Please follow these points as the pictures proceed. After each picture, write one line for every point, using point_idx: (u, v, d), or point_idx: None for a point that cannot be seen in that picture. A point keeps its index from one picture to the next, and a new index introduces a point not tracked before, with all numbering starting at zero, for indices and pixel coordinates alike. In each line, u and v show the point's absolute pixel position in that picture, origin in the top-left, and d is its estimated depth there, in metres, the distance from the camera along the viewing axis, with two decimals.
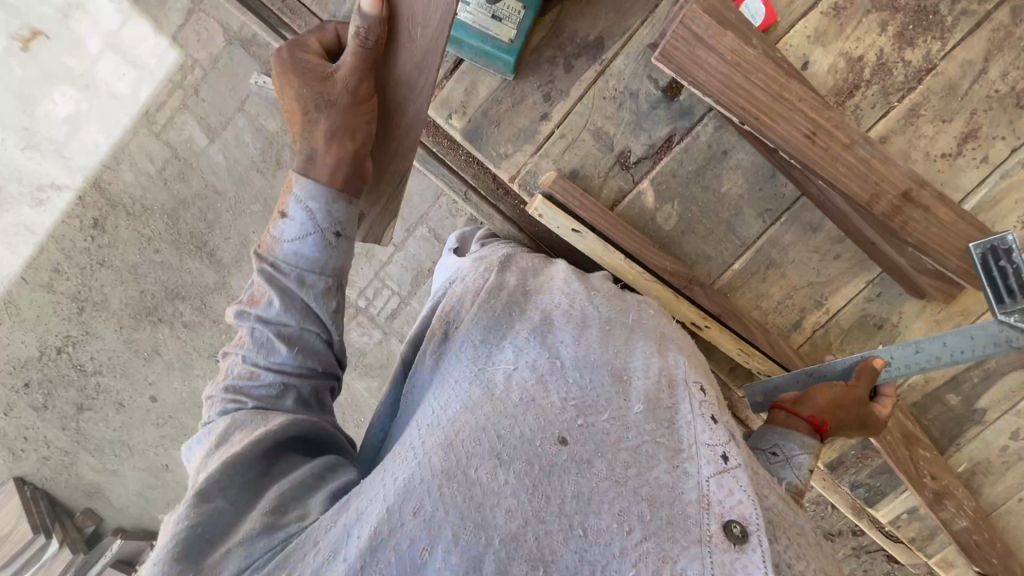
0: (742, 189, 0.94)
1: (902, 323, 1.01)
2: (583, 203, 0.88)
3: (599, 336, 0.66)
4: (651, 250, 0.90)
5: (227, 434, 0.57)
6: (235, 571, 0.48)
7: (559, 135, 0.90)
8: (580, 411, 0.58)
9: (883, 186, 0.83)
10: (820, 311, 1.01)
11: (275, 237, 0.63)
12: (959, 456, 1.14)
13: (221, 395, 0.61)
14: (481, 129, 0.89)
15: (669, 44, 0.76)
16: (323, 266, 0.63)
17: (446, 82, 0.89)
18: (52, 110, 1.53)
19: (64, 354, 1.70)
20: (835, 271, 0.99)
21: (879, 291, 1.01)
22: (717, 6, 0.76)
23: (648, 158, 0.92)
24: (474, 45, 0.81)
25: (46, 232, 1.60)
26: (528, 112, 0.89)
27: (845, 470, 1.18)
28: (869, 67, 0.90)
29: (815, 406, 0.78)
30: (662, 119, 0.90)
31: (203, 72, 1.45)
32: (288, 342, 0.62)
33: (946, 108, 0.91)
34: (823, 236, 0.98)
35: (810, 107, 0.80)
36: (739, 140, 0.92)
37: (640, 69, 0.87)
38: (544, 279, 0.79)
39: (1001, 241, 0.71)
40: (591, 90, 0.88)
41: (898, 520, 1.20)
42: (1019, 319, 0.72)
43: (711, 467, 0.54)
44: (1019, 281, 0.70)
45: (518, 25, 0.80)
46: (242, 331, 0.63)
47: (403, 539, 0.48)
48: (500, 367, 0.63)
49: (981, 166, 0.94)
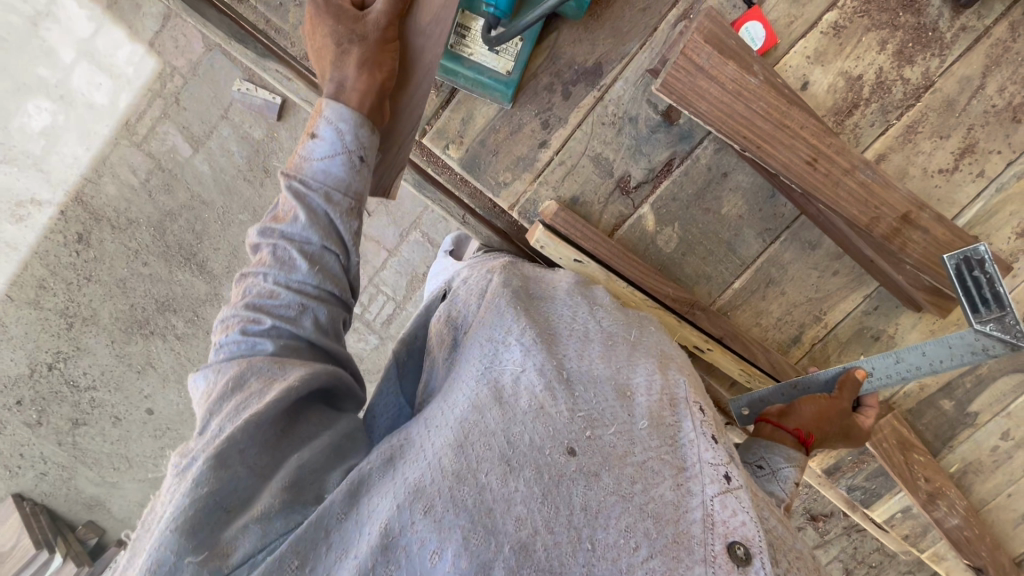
0: (742, 210, 0.94)
1: (899, 335, 1.02)
2: (585, 234, 0.88)
3: (601, 349, 0.62)
4: (652, 278, 0.92)
5: (244, 380, 0.54)
6: (251, 551, 0.44)
7: (558, 162, 0.88)
8: (588, 423, 0.53)
9: (883, 209, 0.84)
10: (819, 325, 1.02)
11: (304, 156, 0.64)
12: (952, 457, 1.17)
13: (238, 320, 0.59)
14: (479, 158, 0.87)
15: (670, 74, 0.75)
16: (348, 186, 0.64)
17: (441, 112, 0.86)
18: (27, 123, 1.47)
19: (55, 371, 1.67)
20: (833, 286, 1.00)
21: (877, 304, 1.02)
22: (718, 34, 0.75)
23: (648, 182, 0.91)
24: (469, 76, 0.80)
25: (29, 248, 1.56)
26: (527, 140, 0.87)
27: (841, 475, 1.20)
28: (868, 85, 0.89)
29: (801, 418, 0.79)
30: (662, 143, 0.89)
31: (184, 80, 1.41)
32: (310, 260, 0.61)
33: (943, 124, 0.91)
34: (822, 252, 0.98)
35: (811, 133, 0.79)
36: (739, 162, 0.91)
37: (640, 94, 0.86)
38: (548, 285, 0.73)
39: (975, 252, 0.79)
40: (590, 117, 0.87)
41: (892, 518, 1.23)
42: (994, 327, 0.79)
43: (714, 486, 0.51)
44: (994, 289, 0.78)
45: (516, 57, 0.80)
46: (263, 250, 0.62)
47: (414, 539, 0.45)
48: (507, 364, 0.58)
49: (977, 180, 0.94)
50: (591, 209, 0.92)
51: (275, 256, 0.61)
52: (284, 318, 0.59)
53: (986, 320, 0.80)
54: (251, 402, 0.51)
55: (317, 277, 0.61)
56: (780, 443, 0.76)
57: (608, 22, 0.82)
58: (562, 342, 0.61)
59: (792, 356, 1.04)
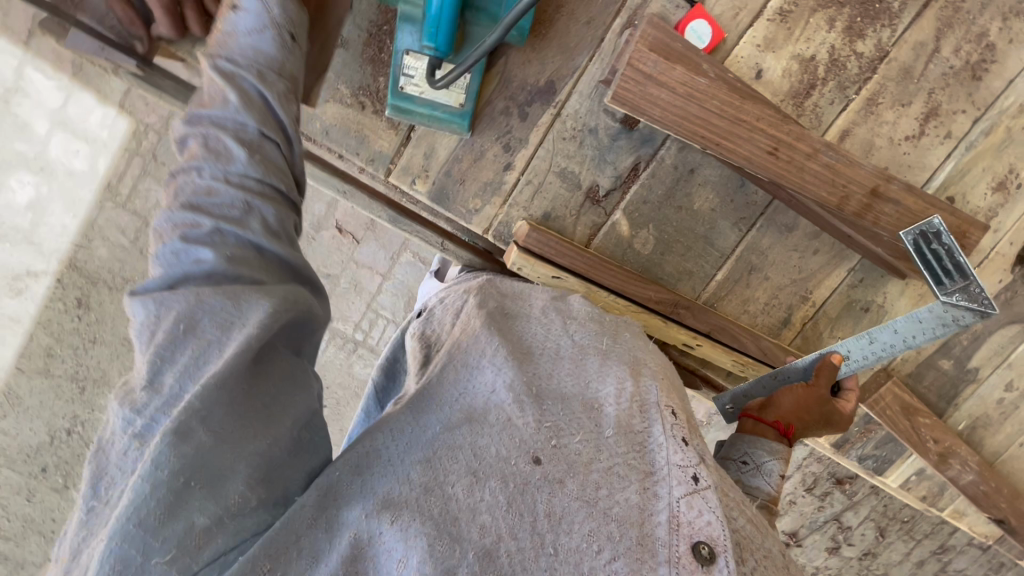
0: (713, 203, 0.95)
1: (887, 303, 1.03)
2: (560, 251, 0.89)
3: (570, 367, 0.61)
4: (635, 283, 0.93)
5: (192, 319, 0.44)
6: (222, 550, 0.44)
7: (525, 182, 0.89)
8: (554, 433, 0.54)
9: (851, 187, 0.84)
10: (807, 305, 1.03)
11: (227, 32, 0.56)
12: (959, 415, 1.17)
13: (169, 229, 0.48)
14: (446, 189, 0.88)
15: (619, 86, 0.75)
16: (282, 66, 0.57)
17: (401, 149, 0.86)
18: (12, 198, 1.45)
19: (76, 435, 1.62)
20: (815, 265, 1.00)
21: (861, 277, 1.02)
22: (661, 39, 0.75)
23: (616, 189, 0.92)
24: (425, 114, 0.80)
25: (32, 318, 1.54)
26: (490, 165, 0.88)
27: (851, 446, 1.20)
28: (822, 65, 0.89)
29: (779, 411, 0.84)
30: (625, 150, 0.90)
31: (159, 135, 1.39)
32: (249, 148, 0.51)
33: (903, 92, 0.91)
34: (799, 234, 0.98)
35: (768, 124, 0.80)
36: (704, 157, 0.92)
37: (595, 105, 0.86)
38: (522, 295, 0.74)
39: (930, 226, 0.85)
40: (549, 134, 0.87)
41: (908, 482, 1.23)
42: (960, 298, 0.81)
43: (681, 487, 0.52)
44: (952, 259, 0.82)
45: (467, 89, 0.79)
46: (189, 139, 0.51)
47: (383, 546, 0.47)
48: (479, 381, 0.58)
49: (945, 142, 0.94)
50: (566, 222, 0.93)
51: (207, 146, 0.50)
52: (228, 219, 0.48)
53: (952, 292, 0.82)
54: (211, 356, 0.44)
55: (260, 168, 0.51)
56: (761, 437, 0.80)
57: (554, 39, 0.83)
58: (533, 356, 0.62)
59: (784, 338, 1.04)
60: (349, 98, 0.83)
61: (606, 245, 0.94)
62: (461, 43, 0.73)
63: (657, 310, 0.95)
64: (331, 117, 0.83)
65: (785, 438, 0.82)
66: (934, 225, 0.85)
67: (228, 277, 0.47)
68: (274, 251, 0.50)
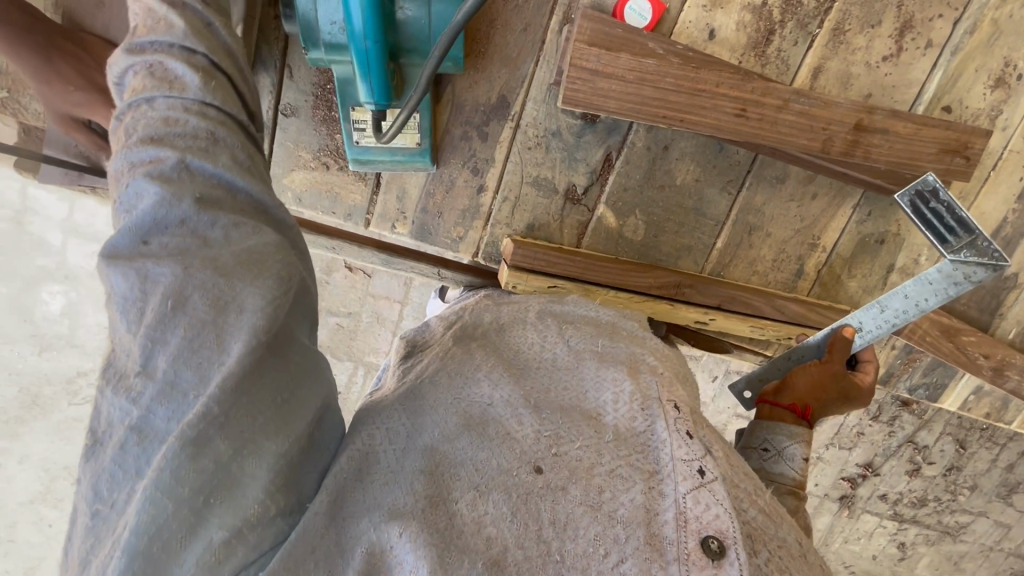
0: (696, 173, 0.92)
1: (902, 231, 0.98)
2: (549, 260, 0.88)
3: (568, 375, 0.63)
4: (633, 272, 0.92)
5: (183, 293, 0.44)
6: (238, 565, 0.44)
7: (502, 199, 0.89)
8: (553, 440, 0.55)
9: (832, 127, 0.81)
10: (817, 251, 0.99)
11: None
12: (1007, 324, 1.11)
13: (132, 169, 0.48)
14: (427, 225, 0.89)
15: (568, 89, 0.74)
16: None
17: (376, 196, 0.87)
18: (47, 313, 1.30)
19: None
20: (817, 210, 0.97)
21: (869, 210, 0.97)
22: (601, 32, 0.74)
23: (594, 184, 0.91)
24: (386, 160, 0.81)
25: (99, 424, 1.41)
26: (463, 192, 0.88)
27: (897, 379, 1.16)
28: (777, 8, 0.85)
29: (795, 391, 0.87)
30: (593, 143, 0.88)
31: None
32: (201, 75, 0.52)
33: (870, 13, 0.86)
34: (792, 182, 0.95)
35: (730, 86, 0.77)
36: (675, 131, 0.89)
37: (552, 107, 0.85)
38: (518, 315, 0.76)
39: (925, 184, 0.83)
40: (514, 147, 0.87)
41: (966, 402, 1.18)
42: (966, 255, 0.83)
43: (687, 483, 0.51)
44: (953, 218, 0.82)
45: (419, 127, 0.79)
46: (136, 72, 0.52)
47: (396, 547, 0.47)
48: (475, 392, 0.60)
49: (927, 53, 0.88)
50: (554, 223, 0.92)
51: (155, 77, 0.51)
52: (195, 151, 0.49)
53: (960, 249, 0.84)
54: (206, 339, 0.43)
55: (216, 95, 0.52)
56: (781, 422, 0.84)
57: (494, 53, 0.81)
58: (534, 368, 0.64)
59: (801, 291, 1.02)
60: (312, 162, 0.84)
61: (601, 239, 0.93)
62: (400, 87, 0.73)
63: (661, 297, 0.93)
64: (300, 184, 0.85)
65: (804, 419, 0.85)
66: (929, 183, 0.83)
67: (206, 221, 0.47)
68: (245, 188, 0.51)
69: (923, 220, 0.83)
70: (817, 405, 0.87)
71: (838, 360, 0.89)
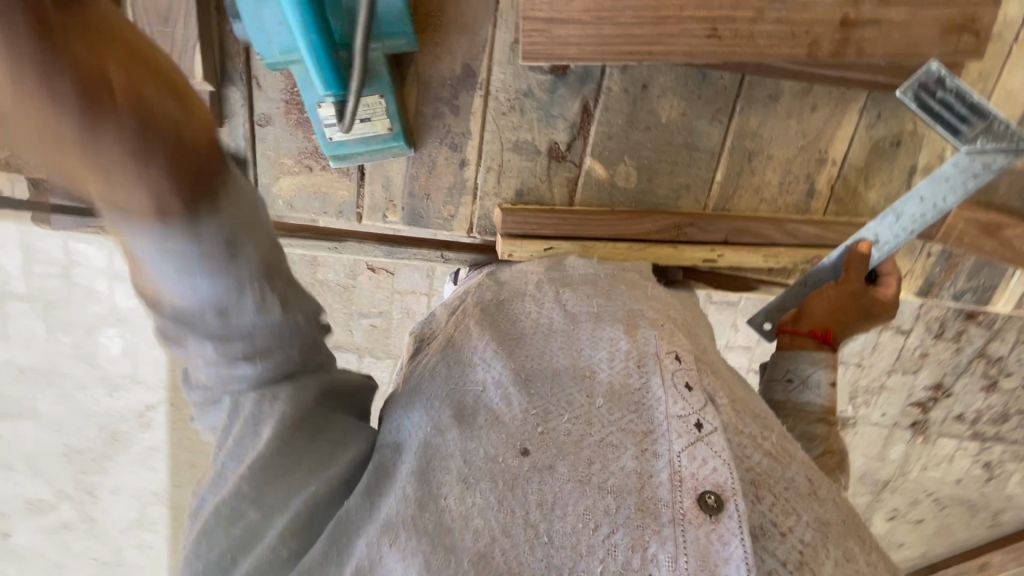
0: (682, 107, 0.88)
1: (918, 127, 0.91)
2: (541, 223, 0.88)
3: (563, 340, 0.67)
4: (628, 224, 0.90)
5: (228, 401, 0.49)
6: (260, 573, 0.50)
7: (486, 170, 0.89)
8: (540, 419, 0.58)
9: (816, 29, 0.75)
10: (827, 166, 0.94)
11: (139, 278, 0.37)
12: None
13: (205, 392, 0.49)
14: (418, 209, 0.90)
15: (525, 43, 0.73)
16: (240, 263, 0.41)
17: (363, 189, 0.89)
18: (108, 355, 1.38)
19: None
20: (820, 122, 0.91)
21: (877, 111, 0.91)
22: None
23: (576, 139, 0.89)
24: (362, 151, 0.81)
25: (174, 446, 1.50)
26: (446, 170, 0.88)
27: (940, 288, 1.09)
28: None
29: (813, 319, 0.89)
30: (568, 96, 0.86)
31: None
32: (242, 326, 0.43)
33: None
34: (787, 98, 0.89)
35: (696, 6, 0.73)
36: (652, 67, 0.85)
37: (518, 68, 0.83)
38: (522, 281, 0.80)
39: (928, 75, 0.75)
40: (488, 115, 0.86)
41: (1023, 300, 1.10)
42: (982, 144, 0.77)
43: (681, 440, 0.55)
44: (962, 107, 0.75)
45: (387, 112, 0.79)
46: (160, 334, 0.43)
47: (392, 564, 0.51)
48: (470, 378, 0.63)
49: None
50: (540, 186, 0.91)
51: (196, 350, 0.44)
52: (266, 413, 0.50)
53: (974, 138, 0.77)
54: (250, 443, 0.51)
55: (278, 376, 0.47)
56: (802, 351, 0.88)
57: (451, 26, 0.80)
58: (533, 343, 0.67)
59: (816, 210, 0.97)
60: (295, 166, 0.86)
61: (591, 196, 0.91)
62: None
63: (662, 244, 0.91)
64: (289, 190, 0.88)
65: (826, 343, 0.88)
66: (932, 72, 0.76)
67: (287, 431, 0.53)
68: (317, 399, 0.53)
69: (930, 116, 0.77)
70: (838, 326, 0.89)
71: (855, 279, 0.88)
